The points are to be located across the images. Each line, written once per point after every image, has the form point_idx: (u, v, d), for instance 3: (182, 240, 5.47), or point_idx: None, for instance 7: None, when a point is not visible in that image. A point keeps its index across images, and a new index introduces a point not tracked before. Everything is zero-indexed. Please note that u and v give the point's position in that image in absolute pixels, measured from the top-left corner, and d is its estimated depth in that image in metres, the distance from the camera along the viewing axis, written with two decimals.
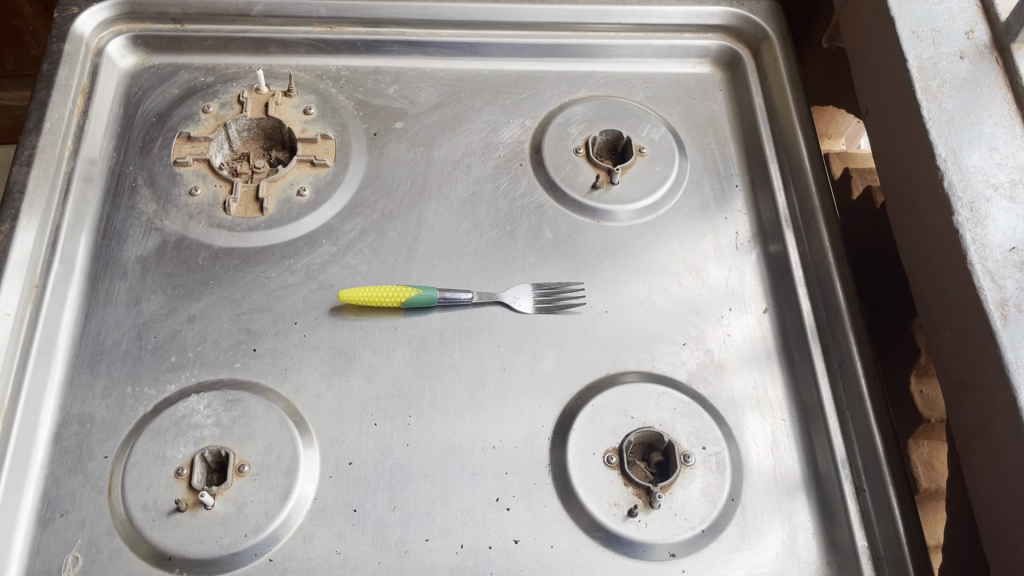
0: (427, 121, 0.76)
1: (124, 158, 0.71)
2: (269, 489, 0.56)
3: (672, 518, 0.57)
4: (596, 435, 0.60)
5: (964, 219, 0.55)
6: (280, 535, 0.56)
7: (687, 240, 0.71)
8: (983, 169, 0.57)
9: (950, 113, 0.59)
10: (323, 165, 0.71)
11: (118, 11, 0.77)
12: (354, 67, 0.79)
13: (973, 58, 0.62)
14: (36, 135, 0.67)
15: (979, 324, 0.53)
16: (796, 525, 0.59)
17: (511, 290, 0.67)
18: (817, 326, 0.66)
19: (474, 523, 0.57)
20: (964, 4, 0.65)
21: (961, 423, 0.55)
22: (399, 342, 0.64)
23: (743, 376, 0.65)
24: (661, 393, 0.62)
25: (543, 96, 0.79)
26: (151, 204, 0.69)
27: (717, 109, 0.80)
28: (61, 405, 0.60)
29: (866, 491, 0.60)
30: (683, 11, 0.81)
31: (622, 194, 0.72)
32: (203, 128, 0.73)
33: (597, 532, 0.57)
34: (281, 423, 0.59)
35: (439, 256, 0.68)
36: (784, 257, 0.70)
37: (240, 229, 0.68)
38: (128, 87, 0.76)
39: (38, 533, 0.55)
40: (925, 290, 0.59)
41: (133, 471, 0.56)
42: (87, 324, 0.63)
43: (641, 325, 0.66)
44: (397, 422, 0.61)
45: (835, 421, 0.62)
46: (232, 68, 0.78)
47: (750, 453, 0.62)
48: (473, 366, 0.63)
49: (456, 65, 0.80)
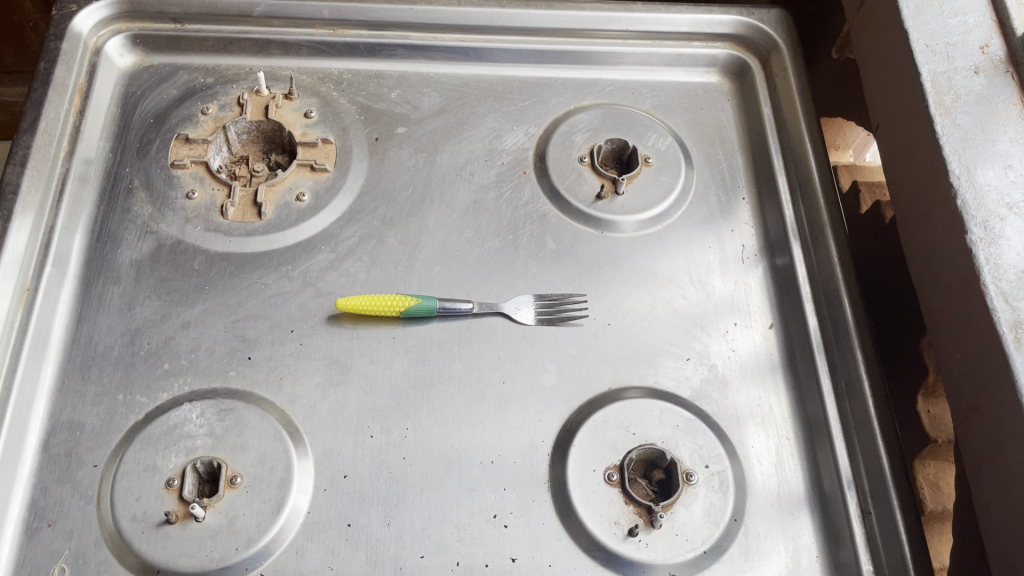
0: (430, 127, 0.75)
1: (120, 159, 0.70)
2: (262, 502, 0.55)
3: (674, 539, 0.56)
4: (597, 451, 0.59)
5: (977, 238, 0.54)
6: (272, 550, 0.54)
7: (692, 252, 0.70)
8: (997, 187, 0.56)
9: (964, 129, 0.58)
10: (323, 170, 0.70)
11: (117, 9, 0.75)
12: (356, 70, 0.78)
13: (988, 73, 0.61)
14: (31, 134, 0.66)
15: (991, 347, 0.52)
16: (800, 548, 0.58)
17: (512, 301, 0.65)
18: (823, 342, 0.65)
19: (470, 540, 0.56)
20: (980, 18, 0.64)
21: (972, 447, 0.54)
22: (397, 352, 0.63)
23: (747, 393, 0.64)
24: (664, 409, 0.61)
25: (548, 103, 0.78)
26: (147, 206, 0.68)
27: (725, 119, 0.79)
28: (51, 412, 0.58)
29: (872, 514, 0.58)
30: (693, 19, 0.80)
31: (627, 205, 0.71)
32: (201, 130, 0.71)
33: (597, 551, 0.56)
34: (274, 434, 0.58)
35: (439, 264, 0.67)
36: (791, 271, 0.69)
37: (237, 233, 0.67)
38: (126, 86, 0.75)
39: (24, 543, 0.54)
40: (935, 309, 0.58)
41: (123, 481, 0.55)
42: (79, 328, 0.62)
43: (644, 339, 0.65)
44: (394, 434, 0.59)
45: (841, 440, 0.61)
46: (233, 69, 0.77)
47: (754, 472, 0.60)
48: (472, 378, 0.62)
49: (460, 70, 0.79)
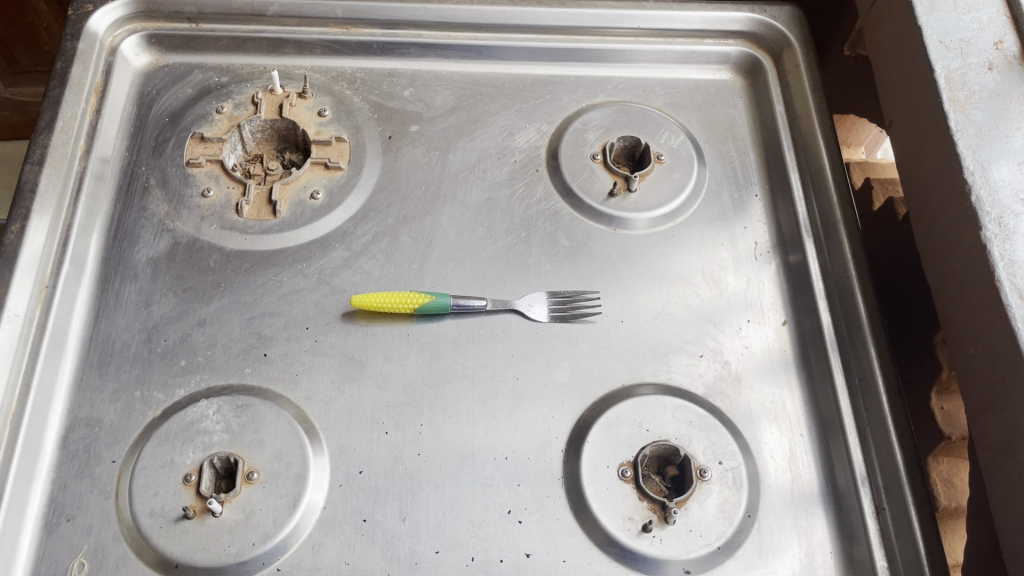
0: (443, 124, 0.75)
1: (136, 158, 0.71)
2: (278, 498, 0.55)
3: (688, 534, 0.56)
4: (611, 448, 0.59)
5: (992, 234, 0.54)
6: (288, 545, 0.55)
7: (704, 248, 0.70)
8: (1011, 183, 0.56)
9: (978, 125, 0.58)
10: (337, 168, 0.71)
11: (133, 9, 0.76)
12: (369, 69, 0.78)
13: (1002, 70, 0.61)
14: (48, 134, 0.66)
15: (1005, 344, 0.51)
16: (814, 544, 0.58)
17: (525, 298, 0.66)
18: (836, 338, 0.65)
19: (486, 535, 0.56)
20: (993, 14, 0.64)
21: (986, 444, 0.54)
22: (412, 349, 0.63)
23: (760, 390, 0.64)
24: (677, 405, 0.61)
25: (561, 101, 0.78)
26: (163, 205, 0.68)
27: (737, 116, 0.79)
28: (69, 409, 0.59)
29: (886, 510, 0.58)
30: (705, 16, 0.80)
31: (640, 202, 0.71)
32: (216, 129, 0.72)
33: (611, 547, 0.56)
34: (290, 430, 0.58)
35: (453, 262, 0.67)
36: (803, 267, 0.69)
37: (252, 231, 0.67)
38: (142, 85, 0.75)
39: (43, 538, 0.54)
40: (949, 306, 0.58)
41: (140, 476, 0.56)
42: (96, 326, 0.63)
43: (657, 336, 0.65)
44: (408, 430, 0.60)
45: (855, 436, 0.61)
46: (247, 68, 0.77)
47: (768, 469, 0.60)
48: (486, 375, 0.62)
49: (473, 68, 0.79)
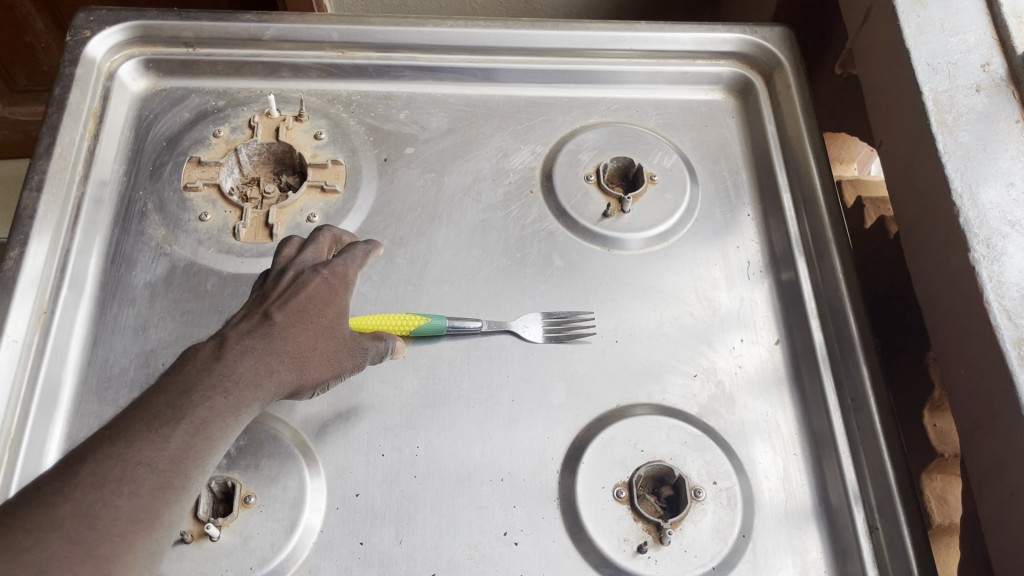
0: (438, 146, 0.76)
1: (134, 182, 0.71)
2: (275, 521, 0.56)
3: (682, 555, 0.57)
4: (606, 469, 0.60)
5: (980, 255, 0.55)
6: (286, 568, 0.55)
7: (697, 268, 0.71)
8: (999, 205, 0.57)
9: (966, 147, 0.59)
10: (333, 191, 0.71)
11: (131, 34, 0.76)
12: (365, 92, 0.79)
13: (989, 91, 0.62)
14: (47, 159, 0.67)
15: (995, 364, 0.52)
16: (808, 562, 0.59)
17: (520, 319, 0.66)
18: (829, 357, 0.66)
19: (481, 557, 0.57)
20: (981, 36, 0.65)
21: (978, 463, 0.54)
22: (408, 371, 0.63)
23: (753, 409, 0.64)
24: (672, 426, 0.62)
25: (554, 122, 0.78)
26: (160, 229, 0.69)
27: (729, 136, 0.80)
28: (68, 434, 0.60)
29: (879, 529, 0.58)
30: (696, 37, 0.80)
31: (633, 222, 0.72)
32: (213, 153, 0.73)
33: (606, 568, 0.57)
34: (288, 453, 0.58)
35: (448, 283, 0.68)
36: (796, 286, 0.69)
37: (249, 255, 0.68)
38: (140, 110, 0.76)
39: None
40: (941, 326, 0.58)
41: None
42: (94, 350, 0.63)
43: (651, 356, 0.66)
44: (404, 452, 0.60)
45: (848, 455, 0.61)
46: (243, 92, 0.78)
47: (761, 489, 0.61)
48: (481, 397, 0.63)
49: (467, 90, 0.80)
